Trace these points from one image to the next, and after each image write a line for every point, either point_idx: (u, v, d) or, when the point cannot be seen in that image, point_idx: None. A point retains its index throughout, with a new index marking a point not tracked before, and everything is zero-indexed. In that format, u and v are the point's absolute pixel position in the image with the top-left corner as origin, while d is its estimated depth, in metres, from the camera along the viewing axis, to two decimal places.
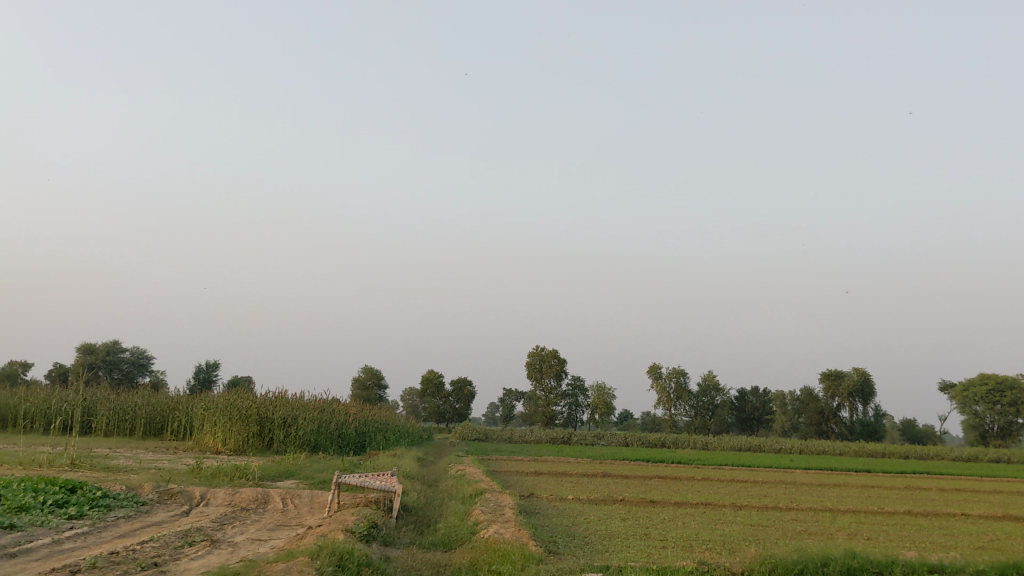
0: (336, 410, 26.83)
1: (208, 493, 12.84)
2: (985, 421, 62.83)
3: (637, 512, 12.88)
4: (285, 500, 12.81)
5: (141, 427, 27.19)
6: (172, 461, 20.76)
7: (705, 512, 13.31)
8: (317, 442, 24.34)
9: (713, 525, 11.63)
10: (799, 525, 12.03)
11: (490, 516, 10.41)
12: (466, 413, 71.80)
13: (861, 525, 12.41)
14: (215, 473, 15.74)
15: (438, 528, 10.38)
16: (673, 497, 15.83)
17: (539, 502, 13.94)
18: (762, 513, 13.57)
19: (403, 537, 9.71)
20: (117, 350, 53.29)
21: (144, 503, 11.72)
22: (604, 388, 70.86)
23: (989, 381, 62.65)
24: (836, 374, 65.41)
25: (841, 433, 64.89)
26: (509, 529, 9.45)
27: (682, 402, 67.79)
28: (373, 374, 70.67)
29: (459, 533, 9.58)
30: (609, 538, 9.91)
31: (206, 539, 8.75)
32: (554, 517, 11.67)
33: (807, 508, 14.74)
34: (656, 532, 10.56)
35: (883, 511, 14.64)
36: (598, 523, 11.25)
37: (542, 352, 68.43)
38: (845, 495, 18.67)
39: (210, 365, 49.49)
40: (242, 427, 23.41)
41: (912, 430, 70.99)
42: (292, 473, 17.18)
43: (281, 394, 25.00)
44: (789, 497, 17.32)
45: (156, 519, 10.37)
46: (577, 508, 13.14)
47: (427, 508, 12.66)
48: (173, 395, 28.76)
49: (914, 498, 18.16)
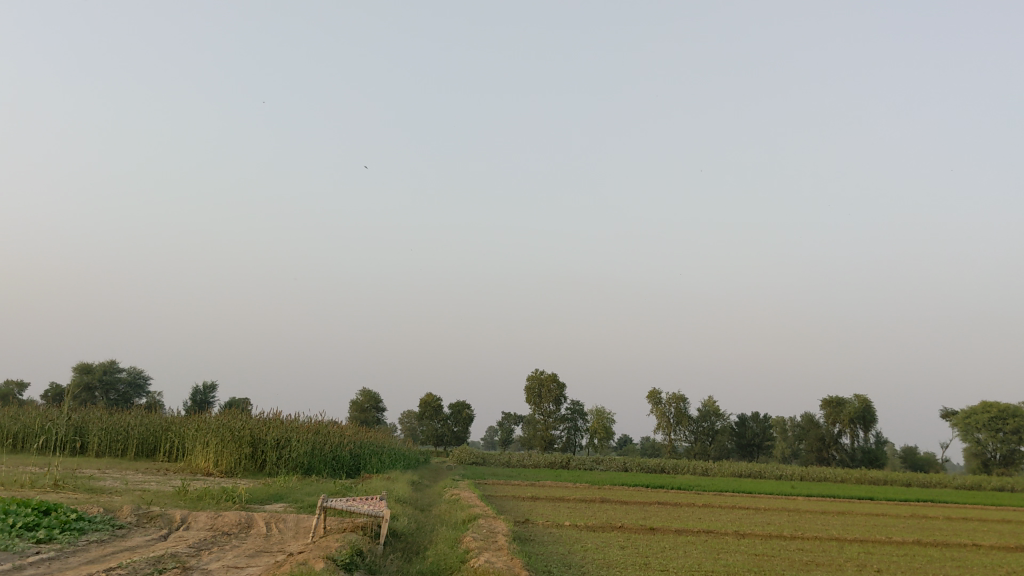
0: (330, 432, 26.29)
1: (189, 516, 12.30)
2: (987, 449, 62.12)
3: (637, 540, 12.35)
4: (270, 525, 12.30)
5: (133, 448, 26.60)
6: (160, 483, 20.18)
7: (707, 541, 12.80)
8: (309, 465, 23.79)
9: (717, 555, 11.06)
10: (805, 555, 11.46)
11: (483, 543, 9.89)
12: (464, 436, 71.03)
13: (870, 555, 11.87)
14: (202, 496, 15.20)
15: (428, 555, 9.86)
16: (674, 523, 15.32)
17: (536, 529, 13.43)
18: (765, 542, 13.05)
19: (389, 566, 9.19)
20: (114, 370, 52.56)
21: (122, 526, 11.21)
22: (604, 413, 70.19)
23: (992, 409, 62.02)
24: (838, 401, 64.83)
25: (842, 460, 64.18)
26: (502, 558, 8.90)
27: (683, 427, 67.19)
28: (371, 396, 70.03)
29: (448, 561, 9.06)
30: (608, 568, 9.38)
31: (178, 566, 8.21)
32: (549, 545, 11.13)
33: (811, 536, 14.23)
34: (657, 562, 9.98)
35: (891, 540, 14.11)
36: (597, 551, 10.69)
37: (542, 375, 67.78)
38: (851, 523, 18.15)
39: (207, 387, 48.94)
40: (234, 449, 22.77)
41: (913, 457, 70.32)
42: (281, 496, 16.66)
43: (275, 416, 24.41)
44: (793, 525, 16.78)
45: (130, 544, 9.86)
46: (575, 536, 12.62)
47: (417, 535, 12.13)
48: (167, 416, 28.16)
49: (920, 527, 17.64)
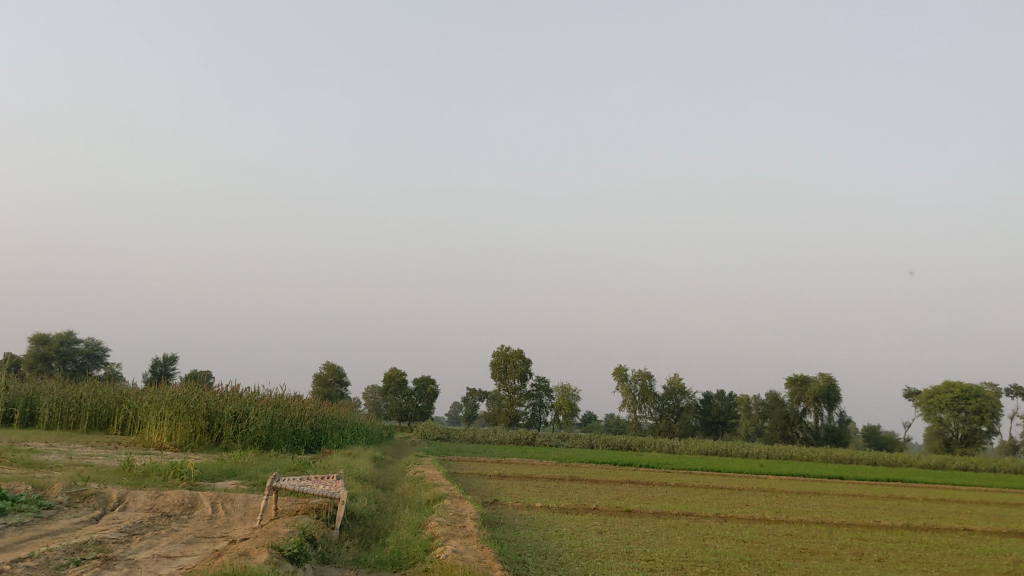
0: (291, 405, 25.24)
1: (128, 496, 11.16)
2: (949, 429, 62.30)
3: (615, 524, 11.47)
4: (216, 506, 11.25)
5: (85, 420, 25.20)
6: (106, 458, 18.89)
7: (691, 525, 11.95)
8: (267, 440, 22.81)
9: (704, 543, 10.15)
10: (799, 542, 10.63)
11: (449, 530, 8.90)
12: (428, 412, 70.11)
13: (864, 542, 11.07)
14: (147, 472, 14.08)
15: (387, 543, 8.88)
16: (651, 506, 14.50)
17: (504, 511, 12.58)
18: (751, 527, 12.23)
19: (345, 554, 8.22)
20: (72, 341, 50.70)
21: (48, 506, 10.01)
22: (570, 389, 69.69)
23: (954, 389, 62.29)
24: (802, 379, 64.63)
25: (806, 438, 64.17)
26: (471, 548, 7.90)
27: (648, 404, 66.72)
28: (335, 370, 68.75)
29: (410, 550, 8.10)
30: (587, 557, 8.45)
31: (100, 556, 7.06)
32: (521, 530, 10.21)
33: (798, 520, 13.47)
34: (640, 551, 9.05)
35: (880, 525, 13.36)
36: (574, 538, 9.79)
37: (508, 351, 66.87)
38: (833, 505, 17.48)
39: (168, 357, 47.51)
40: (189, 421, 21.52)
41: (876, 436, 70.85)
42: (234, 472, 15.58)
43: (235, 389, 23.24)
44: (774, 508, 16.00)
45: (54, 528, 8.74)
46: (547, 518, 11.77)
47: (377, 517, 11.14)
48: (122, 388, 26.79)
49: (905, 510, 17.01)
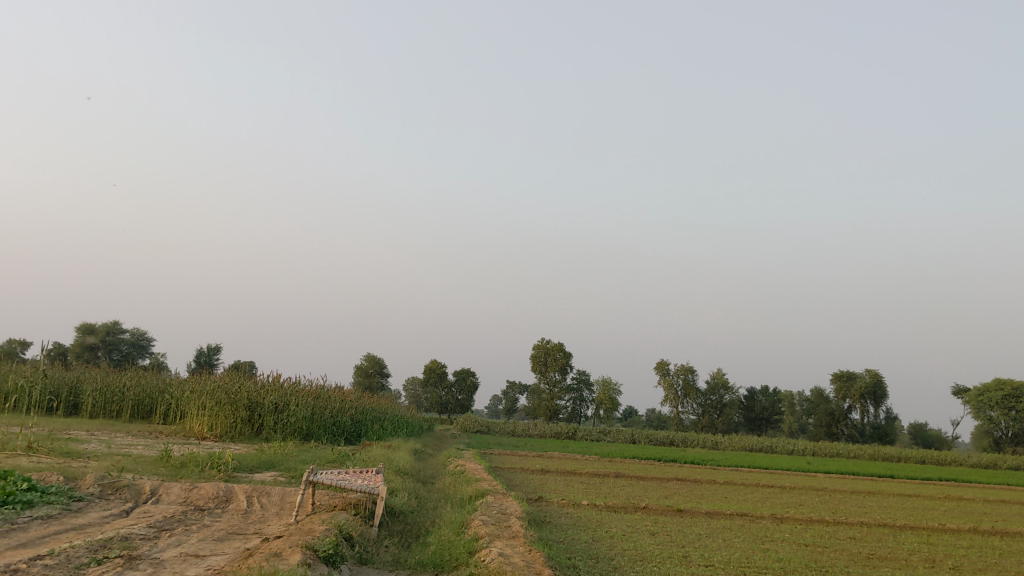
0: (332, 396, 24.95)
1: (161, 488, 10.78)
2: (999, 427, 60.69)
3: (667, 525, 10.89)
4: (251, 499, 10.86)
5: (128, 408, 25.11)
6: (147, 448, 18.71)
7: (747, 526, 11.33)
8: (308, 430, 22.50)
9: (762, 546, 9.56)
10: (865, 547, 9.95)
11: (494, 530, 8.40)
12: (468, 404, 69.75)
13: (932, 548, 10.37)
14: (185, 463, 13.75)
15: (429, 543, 8.42)
16: (703, 505, 13.82)
17: (549, 509, 12.05)
18: (809, 529, 11.60)
19: (384, 554, 7.78)
20: (117, 331, 51.08)
21: (79, 499, 9.66)
22: (610, 383, 68.96)
23: (1005, 387, 60.35)
24: (848, 375, 63.28)
25: (851, 436, 62.82)
26: (516, 550, 7.38)
27: (690, 399, 65.63)
28: (376, 362, 68.76)
29: (453, 551, 7.61)
30: (643, 561, 7.90)
31: (123, 554, 6.62)
32: (569, 531, 9.68)
33: (859, 522, 12.75)
34: (698, 555, 8.47)
35: (945, 528, 12.65)
36: (625, 539, 9.25)
37: (548, 344, 66.37)
38: (891, 506, 16.71)
39: (212, 347, 47.68)
40: (230, 411, 21.28)
41: (923, 434, 69.30)
42: (272, 464, 15.19)
43: (276, 378, 22.97)
44: (830, 508, 15.25)
45: (82, 521, 8.39)
46: (595, 517, 11.24)
47: (417, 513, 10.66)
48: (164, 376, 26.70)
49: (967, 512, 16.20)
